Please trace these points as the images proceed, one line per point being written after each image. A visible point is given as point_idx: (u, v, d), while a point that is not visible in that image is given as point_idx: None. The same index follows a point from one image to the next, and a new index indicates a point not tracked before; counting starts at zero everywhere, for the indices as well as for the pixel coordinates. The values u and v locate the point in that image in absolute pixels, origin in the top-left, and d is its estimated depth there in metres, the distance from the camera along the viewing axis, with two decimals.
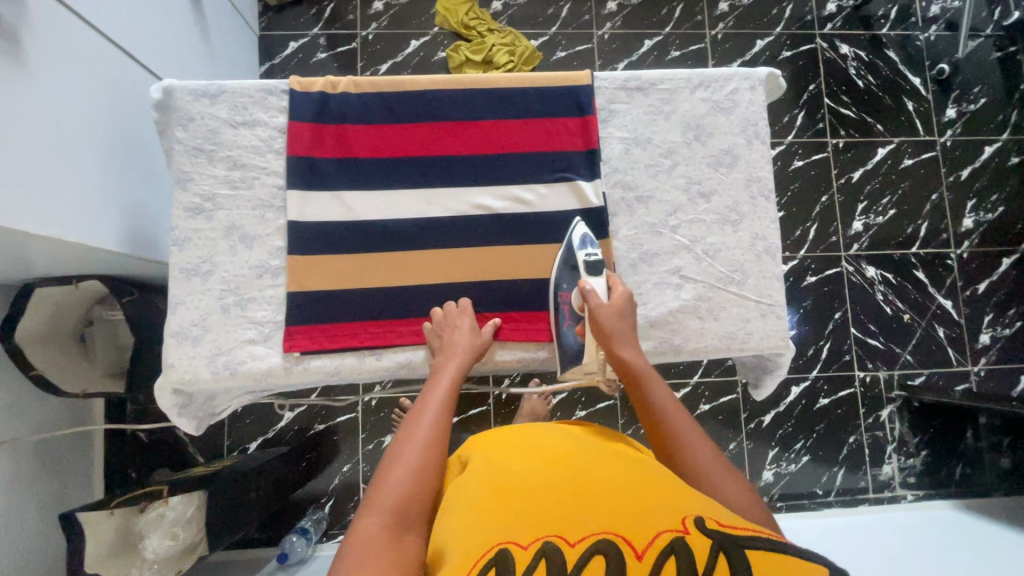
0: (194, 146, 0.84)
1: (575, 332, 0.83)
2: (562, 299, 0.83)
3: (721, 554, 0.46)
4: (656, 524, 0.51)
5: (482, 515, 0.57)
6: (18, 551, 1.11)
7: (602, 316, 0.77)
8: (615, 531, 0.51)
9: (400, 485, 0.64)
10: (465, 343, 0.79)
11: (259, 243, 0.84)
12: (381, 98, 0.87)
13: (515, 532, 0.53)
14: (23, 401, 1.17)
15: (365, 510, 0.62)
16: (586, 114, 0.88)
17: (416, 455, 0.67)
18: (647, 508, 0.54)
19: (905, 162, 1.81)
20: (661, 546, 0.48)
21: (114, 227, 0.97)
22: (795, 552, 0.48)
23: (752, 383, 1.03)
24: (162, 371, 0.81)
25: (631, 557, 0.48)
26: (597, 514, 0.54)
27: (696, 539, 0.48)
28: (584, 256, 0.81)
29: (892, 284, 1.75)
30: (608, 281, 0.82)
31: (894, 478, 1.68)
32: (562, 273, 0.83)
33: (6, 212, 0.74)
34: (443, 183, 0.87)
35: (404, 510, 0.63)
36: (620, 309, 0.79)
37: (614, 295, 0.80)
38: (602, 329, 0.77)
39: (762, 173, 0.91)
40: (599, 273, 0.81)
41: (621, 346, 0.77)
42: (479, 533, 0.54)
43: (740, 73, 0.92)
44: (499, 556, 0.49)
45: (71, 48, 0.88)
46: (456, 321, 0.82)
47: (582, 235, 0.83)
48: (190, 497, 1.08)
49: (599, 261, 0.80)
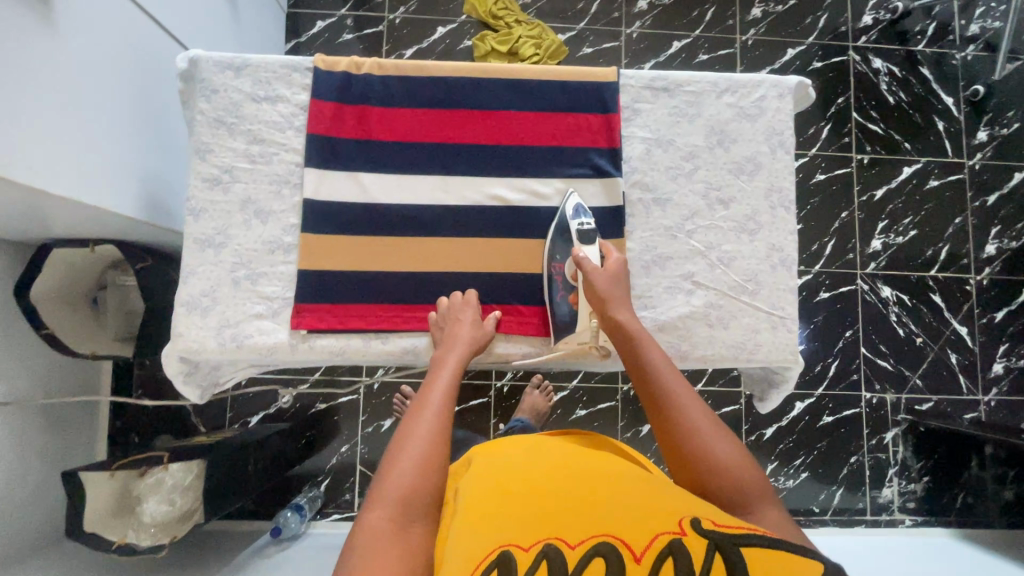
0: (216, 118, 0.85)
1: (569, 301, 0.84)
2: (556, 270, 0.84)
3: (719, 554, 0.47)
4: (655, 526, 0.52)
5: (484, 517, 0.57)
6: (19, 503, 1.15)
7: (597, 281, 0.79)
8: (613, 533, 0.52)
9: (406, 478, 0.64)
10: (466, 334, 0.78)
11: (273, 219, 0.84)
12: (403, 82, 0.87)
13: (517, 533, 0.54)
14: (30, 360, 1.19)
15: (371, 506, 0.62)
16: (609, 112, 0.87)
17: (422, 447, 0.68)
18: (647, 513, 0.54)
19: (930, 182, 1.77)
20: (659, 547, 0.49)
21: (135, 194, 0.98)
22: (794, 551, 0.48)
23: (757, 395, 1.01)
24: (171, 339, 0.82)
25: (630, 560, 0.48)
26: (597, 520, 0.54)
27: (693, 541, 0.49)
28: (578, 225, 0.82)
29: (907, 306, 1.72)
30: (601, 249, 0.83)
31: (893, 502, 1.66)
32: (555, 243, 0.84)
33: (32, 173, 0.76)
34: (460, 172, 0.86)
35: (411, 502, 0.63)
36: (615, 274, 0.80)
37: (607, 262, 0.81)
38: (597, 294, 0.79)
39: (784, 184, 0.89)
40: (592, 242, 0.82)
41: (615, 308, 0.78)
42: (480, 534, 0.55)
43: (769, 80, 0.90)
44: (498, 557, 0.50)
45: (103, 12, 0.88)
46: (461, 308, 0.81)
47: (576, 205, 0.84)
48: (188, 467, 1.14)
49: (592, 230, 0.82)
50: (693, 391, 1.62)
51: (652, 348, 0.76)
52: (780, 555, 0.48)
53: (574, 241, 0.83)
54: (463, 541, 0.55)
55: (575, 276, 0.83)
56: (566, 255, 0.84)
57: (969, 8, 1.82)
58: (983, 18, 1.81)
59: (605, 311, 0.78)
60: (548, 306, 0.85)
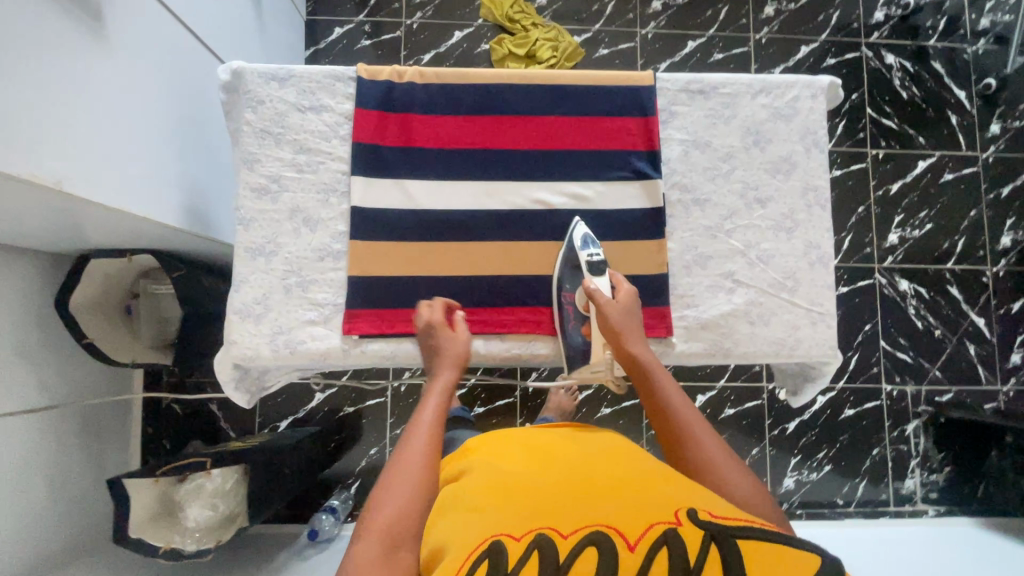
0: (262, 128, 0.86)
1: (580, 332, 0.85)
2: (566, 299, 0.85)
3: (714, 543, 0.50)
4: (650, 516, 0.54)
5: (477, 509, 0.59)
6: (57, 508, 1.20)
7: (610, 312, 0.79)
8: (607, 522, 0.54)
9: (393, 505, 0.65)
10: (447, 355, 0.79)
11: (322, 227, 0.86)
12: (445, 90, 0.89)
13: (511, 522, 0.55)
14: (52, 374, 1.21)
15: (360, 537, 0.63)
16: (648, 115, 0.89)
17: (410, 475, 0.68)
18: (638, 502, 0.57)
19: (944, 176, 1.79)
20: (653, 537, 0.51)
21: (181, 205, 1.00)
22: (786, 541, 0.51)
23: (790, 390, 1.03)
24: (224, 346, 0.84)
25: (624, 548, 0.50)
26: (588, 507, 0.56)
27: (688, 530, 0.52)
28: (586, 256, 0.83)
29: (925, 298, 1.74)
30: (612, 280, 0.84)
31: (916, 492, 1.68)
32: (564, 273, 0.85)
33: (88, 185, 0.78)
34: (503, 177, 0.88)
35: (398, 529, 0.64)
36: (626, 306, 0.81)
37: (619, 293, 0.82)
38: (611, 328, 0.79)
39: (820, 182, 0.90)
40: (602, 272, 0.83)
41: (630, 341, 0.78)
42: (473, 525, 0.57)
43: (802, 81, 0.91)
44: (491, 549, 0.51)
45: (149, 26, 0.90)
46: (438, 326, 0.81)
47: (584, 236, 0.84)
48: (228, 472, 1.19)
49: (601, 262, 0.82)
50: (716, 387, 1.64)
51: (667, 382, 0.76)
52: (771, 545, 0.51)
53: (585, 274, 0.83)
54: (457, 536, 0.56)
55: (586, 306, 0.84)
56: (576, 284, 0.85)
57: (979, 1, 1.84)
58: (993, 12, 1.83)
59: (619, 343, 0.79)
60: (560, 333, 0.86)
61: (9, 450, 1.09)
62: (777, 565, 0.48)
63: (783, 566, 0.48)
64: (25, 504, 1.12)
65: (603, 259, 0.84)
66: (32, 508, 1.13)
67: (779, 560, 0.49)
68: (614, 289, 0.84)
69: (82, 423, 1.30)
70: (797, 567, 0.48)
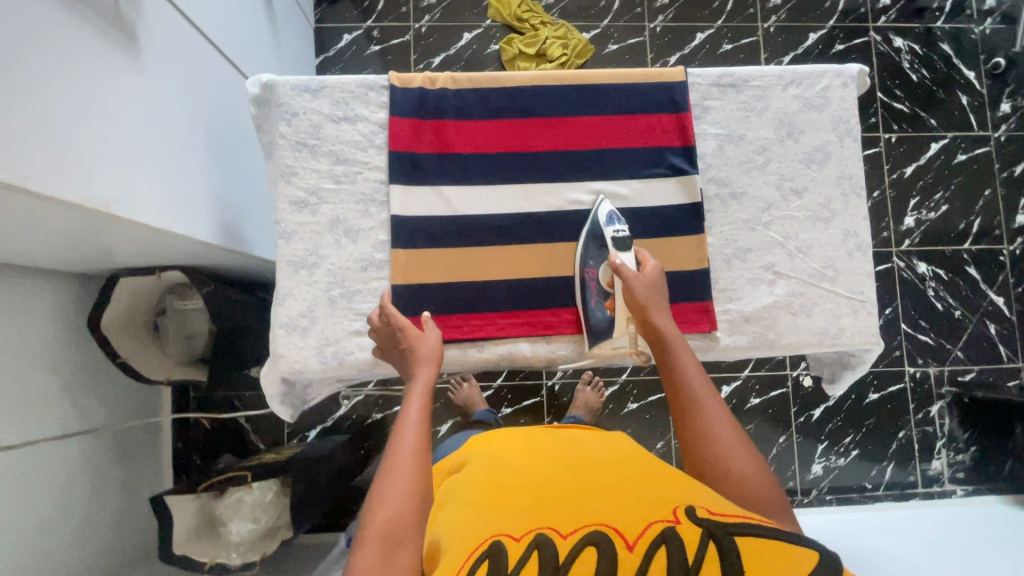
0: (298, 140, 0.86)
1: (604, 307, 0.84)
2: (590, 276, 0.85)
3: (712, 543, 0.50)
4: (649, 515, 0.54)
5: (479, 505, 0.60)
6: (97, 528, 1.21)
7: (636, 287, 0.77)
8: (606, 520, 0.54)
9: (390, 510, 0.62)
10: (425, 353, 0.77)
11: (363, 237, 0.86)
12: (477, 95, 0.88)
13: (508, 520, 0.56)
14: (83, 396, 1.21)
15: (360, 547, 0.60)
16: (681, 111, 0.89)
17: (407, 479, 0.65)
18: (638, 501, 0.57)
19: (957, 157, 1.80)
20: (651, 536, 0.51)
21: (215, 221, 0.99)
22: (786, 539, 0.51)
23: (826, 377, 1.04)
24: (272, 360, 0.84)
25: (623, 547, 0.51)
26: (590, 506, 0.57)
27: (686, 529, 0.52)
28: (612, 232, 0.83)
29: (944, 280, 1.75)
30: (636, 255, 0.82)
31: (943, 473, 1.69)
32: (589, 249, 0.85)
33: (130, 205, 0.78)
34: (540, 180, 0.88)
35: (394, 531, 0.61)
36: (654, 281, 0.79)
37: (645, 270, 0.80)
38: (638, 301, 0.77)
39: (855, 171, 0.91)
40: (628, 248, 0.81)
41: (655, 314, 0.76)
42: (475, 520, 0.57)
43: (833, 70, 0.91)
44: (491, 547, 0.52)
45: (180, 45, 0.90)
46: (405, 326, 0.78)
47: (609, 212, 0.85)
48: (267, 484, 1.21)
49: (627, 238, 0.82)
50: (741, 377, 1.65)
51: (686, 356, 0.73)
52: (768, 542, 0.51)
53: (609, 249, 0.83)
54: (458, 530, 0.57)
55: (610, 282, 0.83)
56: (601, 260, 0.84)
57: None
58: None
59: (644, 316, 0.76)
60: (583, 311, 0.86)
61: (44, 478, 1.08)
62: (775, 564, 0.48)
63: (779, 566, 0.48)
64: (64, 528, 1.12)
65: (628, 236, 0.83)
66: (72, 531, 1.14)
67: (777, 561, 0.48)
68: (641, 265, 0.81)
69: (115, 444, 1.30)
70: (794, 569, 0.47)
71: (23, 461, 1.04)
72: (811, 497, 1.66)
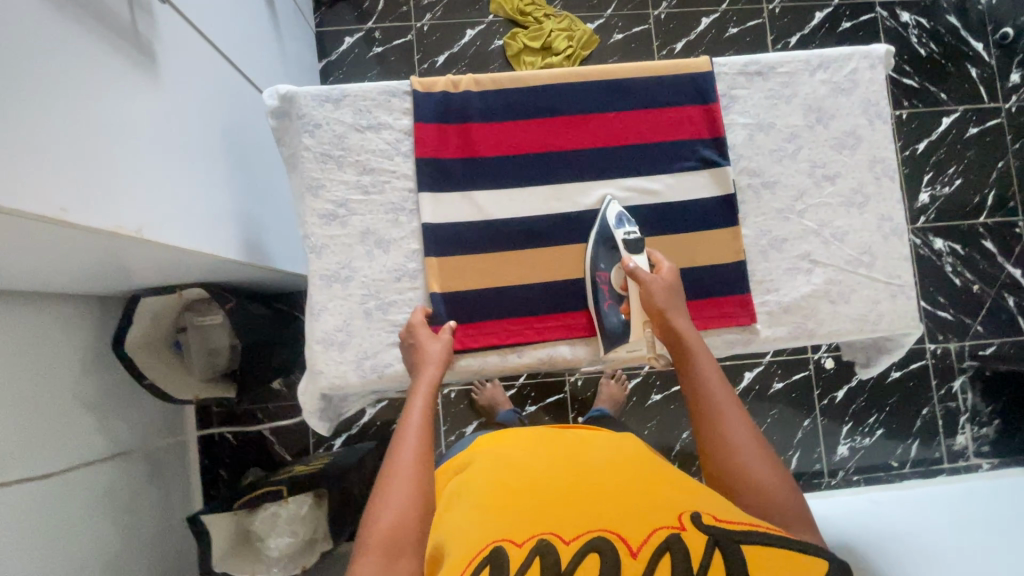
0: (323, 152, 0.85)
1: (619, 311, 0.83)
2: (601, 279, 0.83)
3: (716, 551, 0.50)
4: (653, 521, 0.54)
5: (483, 506, 0.60)
6: (136, 548, 1.21)
7: (653, 291, 0.78)
8: (610, 527, 0.54)
9: (390, 519, 0.64)
10: (433, 355, 0.79)
11: (394, 247, 0.85)
12: (501, 96, 0.87)
13: (514, 525, 0.56)
14: (112, 419, 1.20)
15: (362, 553, 0.62)
16: (709, 102, 0.87)
17: (407, 487, 0.67)
18: (643, 505, 0.57)
19: (969, 131, 1.78)
20: (656, 543, 0.52)
21: (241, 238, 0.97)
22: (793, 547, 0.52)
23: (859, 362, 1.03)
24: (310, 376, 0.83)
25: (627, 555, 0.51)
26: (594, 512, 0.56)
27: (692, 535, 0.52)
28: (624, 234, 0.82)
29: (961, 255, 1.74)
30: (650, 259, 0.82)
31: (968, 448, 1.70)
32: (600, 252, 0.84)
33: (164, 229, 0.76)
34: (569, 179, 0.86)
35: (397, 538, 0.63)
36: (671, 284, 0.80)
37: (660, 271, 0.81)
38: (655, 306, 0.78)
39: (887, 154, 0.89)
40: (641, 251, 0.82)
41: (676, 320, 0.78)
42: (478, 523, 0.57)
43: (859, 52, 0.90)
44: (493, 553, 0.52)
45: (196, 62, 0.89)
46: (419, 329, 0.80)
47: (618, 214, 0.84)
48: (303, 497, 1.19)
49: (639, 240, 0.82)
50: (763, 362, 1.64)
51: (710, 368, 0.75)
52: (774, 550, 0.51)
53: (621, 251, 0.82)
54: (462, 535, 0.57)
55: (624, 286, 0.82)
56: (612, 263, 0.83)
57: None
58: None
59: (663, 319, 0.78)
60: (595, 315, 0.84)
61: (78, 504, 1.08)
62: (781, 574, 0.49)
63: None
64: (103, 552, 1.12)
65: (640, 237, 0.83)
66: (113, 555, 1.14)
67: (783, 570, 0.49)
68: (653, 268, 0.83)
69: (143, 465, 1.29)
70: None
71: (56, 489, 1.04)
72: (838, 478, 1.66)
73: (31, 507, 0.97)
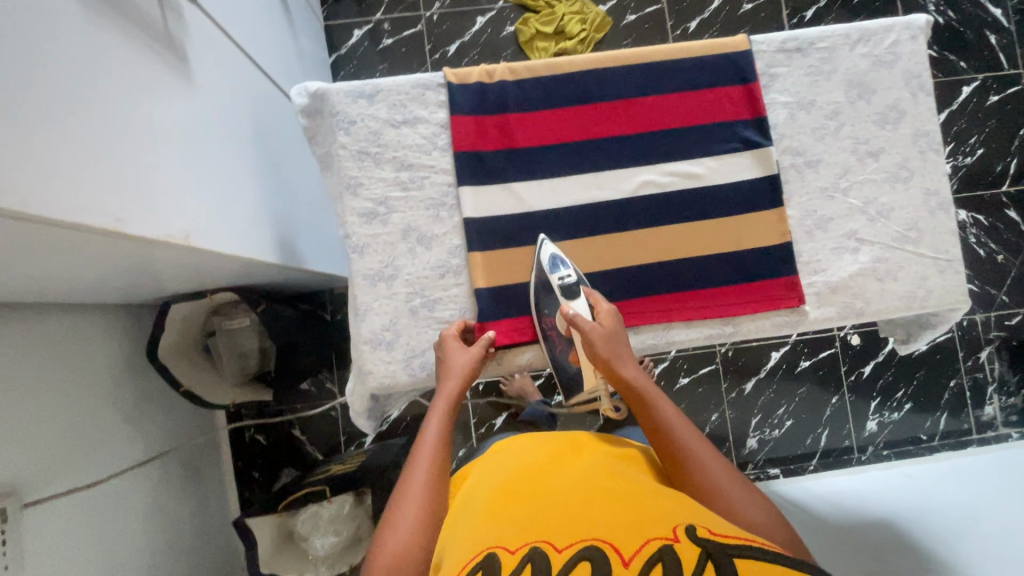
0: (359, 149, 0.83)
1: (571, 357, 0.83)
2: (549, 325, 0.84)
3: (708, 562, 0.48)
4: (647, 532, 0.54)
5: (484, 522, 0.62)
6: (181, 553, 1.23)
7: (593, 340, 0.76)
8: (605, 538, 0.54)
9: (396, 545, 0.64)
10: (461, 365, 0.77)
11: (437, 243, 0.84)
12: (538, 84, 0.85)
13: (507, 535, 0.58)
14: (150, 427, 1.21)
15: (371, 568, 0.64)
16: (749, 81, 0.86)
17: (415, 508, 0.68)
18: (641, 518, 0.57)
19: (990, 99, 1.76)
20: (648, 553, 0.50)
21: (275, 241, 0.96)
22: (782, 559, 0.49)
23: (899, 339, 1.02)
24: (360, 377, 0.83)
25: (619, 565, 0.50)
26: (592, 524, 0.57)
27: (685, 548, 0.51)
28: (559, 280, 0.79)
29: (984, 226, 1.73)
30: (589, 300, 0.80)
31: (996, 418, 1.70)
32: (543, 298, 0.82)
33: (207, 235, 0.75)
34: (610, 167, 0.85)
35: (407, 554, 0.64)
36: (612, 330, 0.77)
37: (599, 314, 0.79)
38: (598, 356, 0.76)
39: (931, 127, 0.88)
40: (577, 295, 0.79)
41: (621, 365, 0.76)
42: (473, 537, 0.60)
43: (901, 23, 0.88)
44: (484, 559, 0.54)
45: (223, 64, 0.87)
46: (446, 340, 0.79)
47: (553, 256, 0.80)
48: (343, 497, 1.21)
49: (574, 284, 0.79)
50: (789, 342, 1.64)
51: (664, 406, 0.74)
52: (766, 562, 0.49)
53: (561, 299, 0.80)
54: (458, 547, 0.59)
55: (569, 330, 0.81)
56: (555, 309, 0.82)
57: None
58: None
59: (608, 369, 0.76)
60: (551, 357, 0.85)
61: (124, 512, 1.09)
62: None
63: None
64: (149, 558, 1.12)
65: (577, 279, 0.80)
66: (160, 561, 1.15)
67: None
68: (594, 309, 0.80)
69: (182, 471, 1.30)
70: None
71: (100, 500, 1.04)
72: (868, 454, 1.67)
73: (76, 518, 0.97)
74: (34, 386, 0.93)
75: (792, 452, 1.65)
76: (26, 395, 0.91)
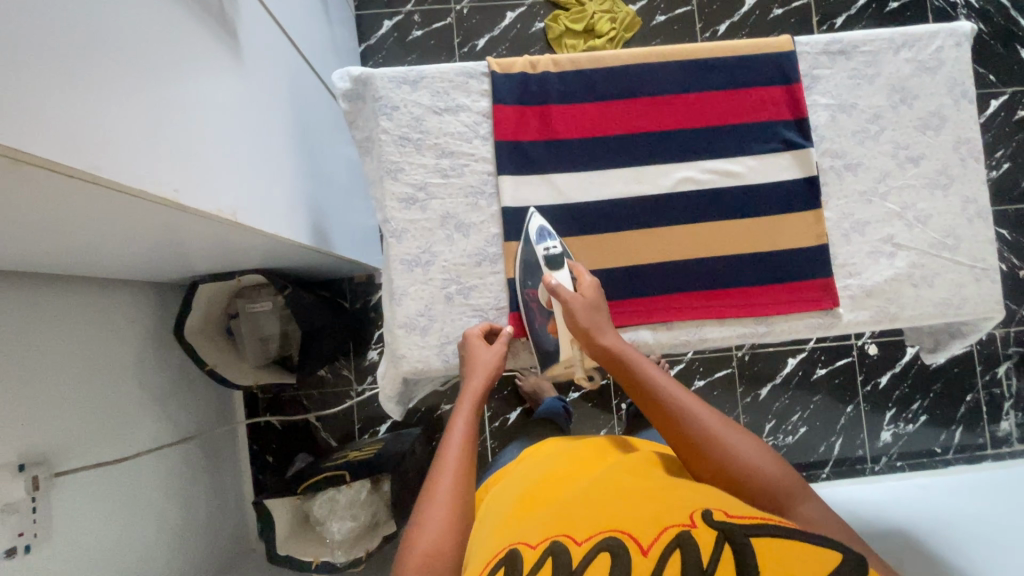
0: (401, 135, 0.83)
1: (548, 330, 0.82)
2: (529, 296, 0.82)
3: (726, 543, 0.49)
4: (664, 521, 0.54)
5: (507, 525, 0.63)
6: (198, 532, 1.24)
7: (575, 308, 0.76)
8: (624, 529, 0.54)
9: (429, 545, 0.63)
10: (487, 361, 0.77)
11: (475, 231, 0.84)
12: (581, 77, 0.85)
13: (528, 534, 0.59)
14: (174, 405, 1.22)
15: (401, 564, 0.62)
16: (791, 82, 0.86)
17: (446, 506, 0.67)
18: (660, 508, 0.57)
19: (1019, 113, 1.75)
20: (667, 540, 0.51)
21: (308, 223, 0.96)
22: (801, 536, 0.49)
23: (924, 348, 1.02)
24: (393, 360, 0.83)
25: (637, 553, 0.50)
26: (611, 518, 0.57)
27: (702, 532, 0.51)
28: (544, 249, 0.80)
29: (1008, 241, 1.72)
30: (572, 271, 0.80)
31: (1011, 434, 1.69)
32: (524, 272, 0.82)
33: (249, 213, 0.75)
34: (649, 162, 0.85)
35: (439, 552, 0.63)
36: (592, 300, 0.78)
37: (581, 284, 0.79)
38: (579, 325, 0.76)
39: (972, 134, 0.87)
40: (561, 265, 0.80)
41: (602, 335, 0.76)
42: (496, 539, 0.60)
43: (946, 29, 0.87)
44: (507, 556, 0.55)
45: (268, 45, 0.87)
46: (472, 336, 0.80)
47: (540, 227, 0.82)
48: (360, 483, 1.20)
49: (559, 254, 0.80)
50: (807, 348, 1.64)
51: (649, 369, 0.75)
52: (782, 540, 0.49)
53: (543, 269, 0.80)
54: (483, 550, 0.60)
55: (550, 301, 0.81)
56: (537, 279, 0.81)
57: None
58: None
59: (590, 340, 0.76)
60: (530, 332, 0.82)
61: (146, 487, 1.10)
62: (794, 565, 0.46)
63: (797, 562, 0.46)
64: (167, 535, 1.13)
65: (562, 251, 0.81)
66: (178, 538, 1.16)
67: (787, 559, 0.46)
68: (575, 281, 0.80)
69: (201, 451, 1.31)
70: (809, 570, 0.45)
71: (123, 473, 1.04)
72: (881, 464, 1.67)
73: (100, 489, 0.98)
74: (66, 357, 0.94)
75: (805, 460, 1.64)
76: (59, 365, 0.92)
